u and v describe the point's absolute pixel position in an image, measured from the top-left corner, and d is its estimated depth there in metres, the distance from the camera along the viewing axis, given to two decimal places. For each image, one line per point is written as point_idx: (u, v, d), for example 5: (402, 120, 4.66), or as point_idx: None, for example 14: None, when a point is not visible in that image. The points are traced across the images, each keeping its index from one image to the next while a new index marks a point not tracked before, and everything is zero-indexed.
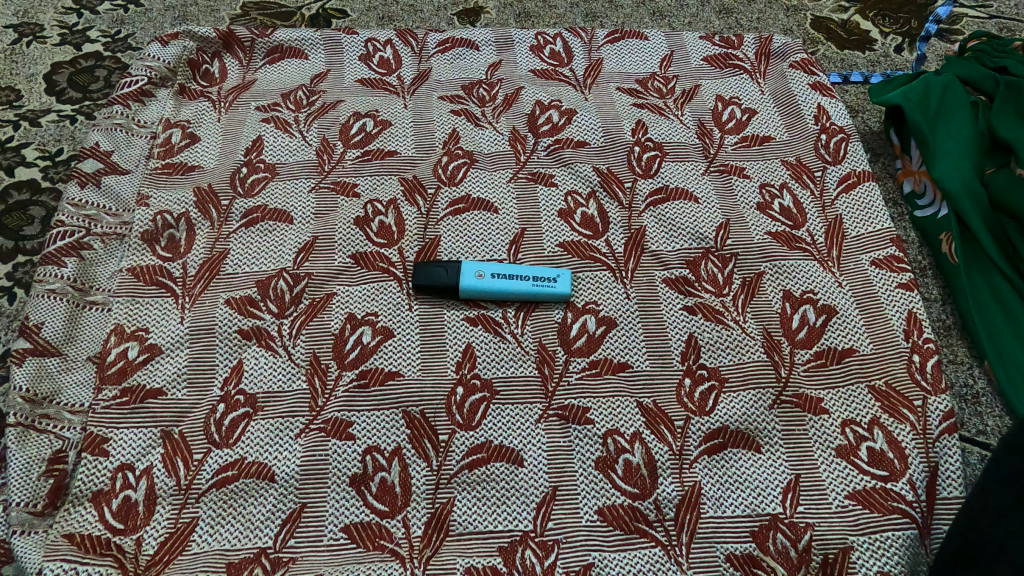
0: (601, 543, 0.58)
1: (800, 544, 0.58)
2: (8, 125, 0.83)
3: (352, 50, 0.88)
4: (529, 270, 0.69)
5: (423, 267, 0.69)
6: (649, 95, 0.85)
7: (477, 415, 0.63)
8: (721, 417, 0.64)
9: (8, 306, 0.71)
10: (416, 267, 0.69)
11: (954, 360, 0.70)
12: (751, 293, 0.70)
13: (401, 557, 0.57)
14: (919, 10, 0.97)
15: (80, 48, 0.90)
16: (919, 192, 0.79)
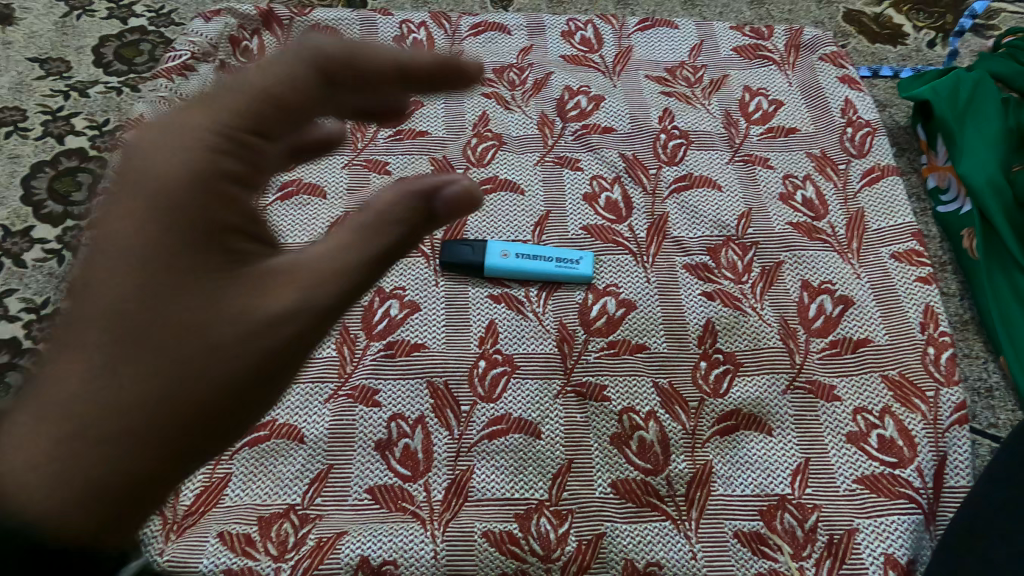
0: (614, 514, 0.61)
1: (807, 524, 0.61)
2: (58, 95, 0.87)
3: (387, 30, 0.90)
4: (552, 253, 0.71)
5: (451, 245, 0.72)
6: (677, 83, 0.86)
7: (498, 388, 0.66)
8: (735, 400, 0.66)
9: (58, 267, 0.75)
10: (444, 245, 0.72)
11: (969, 353, 0.71)
12: (770, 281, 0.72)
13: (422, 519, 0.60)
14: (955, 4, 0.97)
15: (126, 22, 0.93)
16: (943, 187, 0.80)
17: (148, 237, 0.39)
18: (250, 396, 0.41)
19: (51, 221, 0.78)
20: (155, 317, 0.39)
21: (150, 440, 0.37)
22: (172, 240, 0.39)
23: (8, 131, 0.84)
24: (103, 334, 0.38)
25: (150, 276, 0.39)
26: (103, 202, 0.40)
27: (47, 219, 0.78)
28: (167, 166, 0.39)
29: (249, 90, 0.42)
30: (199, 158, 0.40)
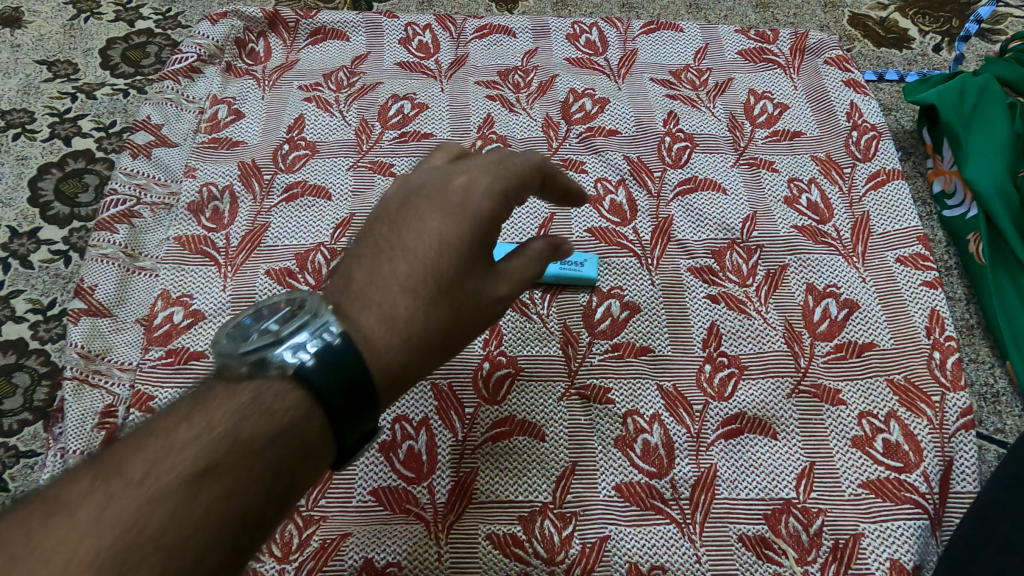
0: (618, 518, 0.61)
1: (812, 529, 0.60)
2: (66, 97, 0.87)
3: (392, 33, 0.90)
4: (564, 257, 0.71)
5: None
6: (682, 86, 0.86)
7: (502, 390, 0.66)
8: (739, 403, 0.65)
9: (65, 268, 0.75)
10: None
11: (975, 358, 0.71)
12: (775, 284, 0.72)
13: (427, 521, 0.60)
14: (960, 8, 0.97)
15: (133, 25, 0.94)
16: (949, 192, 0.80)
17: (467, 229, 0.52)
18: (465, 340, 0.53)
19: (57, 222, 0.78)
20: (439, 278, 0.50)
21: (415, 366, 0.48)
22: (471, 227, 0.52)
23: (15, 133, 0.84)
24: (418, 285, 0.49)
25: (452, 253, 0.51)
26: (405, 219, 0.52)
27: (54, 220, 0.78)
28: (483, 202, 0.53)
29: (523, 163, 0.56)
30: (500, 193, 0.54)
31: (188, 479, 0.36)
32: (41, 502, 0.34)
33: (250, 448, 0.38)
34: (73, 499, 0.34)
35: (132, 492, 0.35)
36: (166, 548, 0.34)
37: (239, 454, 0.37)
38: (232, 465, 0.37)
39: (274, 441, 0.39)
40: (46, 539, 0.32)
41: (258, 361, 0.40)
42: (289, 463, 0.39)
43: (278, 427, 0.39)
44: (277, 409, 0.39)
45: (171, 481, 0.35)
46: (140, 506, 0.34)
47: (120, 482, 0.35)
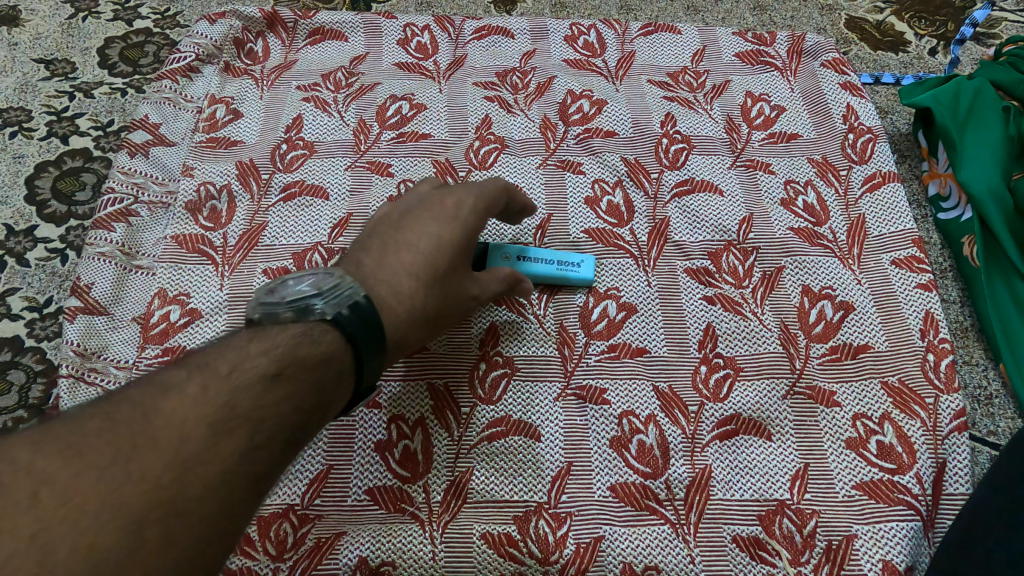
0: (612, 518, 0.61)
1: (805, 530, 0.60)
2: (64, 96, 0.87)
3: (391, 33, 0.90)
4: (551, 253, 0.71)
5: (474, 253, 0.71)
6: (679, 88, 0.86)
7: (498, 390, 0.66)
8: (734, 404, 0.66)
9: (61, 267, 0.75)
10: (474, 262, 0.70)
11: (969, 361, 0.71)
12: (771, 286, 0.72)
13: (421, 520, 0.60)
14: (956, 12, 0.97)
15: (131, 24, 0.94)
16: (944, 195, 0.80)
17: (460, 234, 0.64)
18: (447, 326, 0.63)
19: (54, 221, 0.78)
20: (436, 268, 0.61)
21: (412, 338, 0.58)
22: (461, 232, 0.64)
23: (12, 131, 0.84)
24: (421, 271, 0.60)
25: (447, 250, 0.62)
26: (405, 221, 0.64)
27: (51, 219, 0.78)
28: (472, 217, 0.65)
29: (499, 184, 0.68)
30: (481, 207, 0.66)
31: (261, 378, 0.45)
32: (155, 382, 0.43)
33: (304, 363, 0.47)
34: (178, 381, 0.43)
35: (222, 380, 0.44)
36: (249, 425, 0.43)
37: (298, 367, 0.47)
38: (292, 373, 0.46)
39: (321, 362, 0.48)
40: (165, 405, 0.42)
41: (302, 308, 0.50)
42: (330, 382, 0.49)
43: (322, 353, 0.48)
44: (322, 341, 0.49)
45: (250, 378, 0.45)
46: (228, 392, 0.44)
47: (213, 373, 0.44)
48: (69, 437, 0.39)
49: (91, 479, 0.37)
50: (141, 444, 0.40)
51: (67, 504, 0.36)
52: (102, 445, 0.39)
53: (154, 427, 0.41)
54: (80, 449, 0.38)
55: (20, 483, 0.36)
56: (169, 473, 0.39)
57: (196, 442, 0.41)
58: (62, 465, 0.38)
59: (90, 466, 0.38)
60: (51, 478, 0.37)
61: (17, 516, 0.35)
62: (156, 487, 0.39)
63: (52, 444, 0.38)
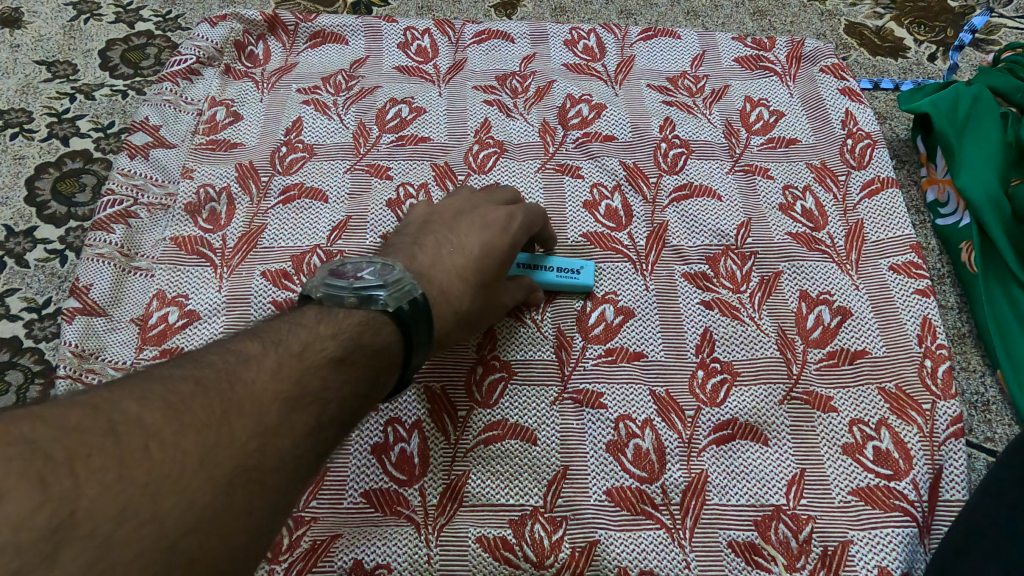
0: (608, 522, 0.61)
1: (801, 536, 0.60)
2: (65, 98, 0.88)
3: (391, 37, 0.90)
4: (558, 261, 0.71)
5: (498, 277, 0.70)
6: (678, 93, 0.87)
7: (495, 394, 0.66)
8: (731, 409, 0.66)
9: (60, 267, 0.75)
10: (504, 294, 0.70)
11: (966, 367, 0.71)
12: (768, 290, 0.72)
13: (417, 523, 0.60)
14: (956, 19, 0.97)
15: (133, 26, 0.94)
16: (942, 201, 0.80)
17: (509, 244, 0.65)
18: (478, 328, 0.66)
19: (54, 221, 0.78)
20: (484, 274, 0.63)
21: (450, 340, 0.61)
22: (510, 241, 0.65)
23: (13, 133, 0.84)
24: (470, 276, 0.62)
25: (495, 257, 0.64)
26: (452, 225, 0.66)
27: (50, 220, 0.78)
28: (522, 228, 0.67)
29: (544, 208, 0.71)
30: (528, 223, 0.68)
31: (330, 360, 0.47)
32: (231, 354, 0.45)
33: (366, 351, 0.49)
34: (257, 354, 0.45)
35: (296, 358, 0.46)
36: (319, 403, 0.45)
37: (361, 354, 0.49)
38: (357, 360, 0.48)
39: (382, 352, 0.50)
40: (247, 376, 0.43)
41: (365, 296, 0.51)
42: (384, 372, 0.50)
43: (382, 344, 0.50)
44: (383, 334, 0.51)
45: (321, 359, 0.47)
46: (303, 370, 0.46)
47: (287, 351, 0.46)
48: (167, 395, 0.40)
49: (194, 437, 0.39)
50: (232, 408, 0.41)
51: (171, 456, 0.37)
52: (199, 406, 0.40)
53: (240, 395, 0.42)
54: (179, 408, 0.40)
55: (130, 433, 0.37)
56: (255, 440, 0.41)
57: (275, 415, 0.43)
58: (168, 420, 0.39)
59: (190, 426, 0.39)
60: (159, 431, 0.38)
61: (133, 463, 0.36)
62: (244, 451, 0.40)
63: (154, 399, 0.39)
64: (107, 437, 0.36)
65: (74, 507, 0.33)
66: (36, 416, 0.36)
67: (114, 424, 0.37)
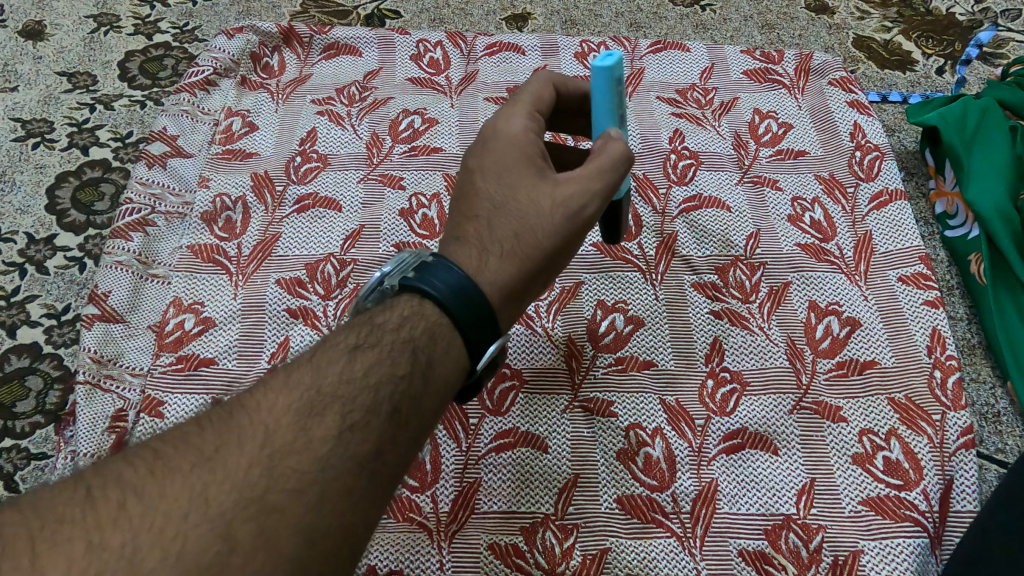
0: (619, 530, 0.61)
1: (811, 545, 0.61)
2: (85, 108, 0.89)
3: (404, 48, 0.92)
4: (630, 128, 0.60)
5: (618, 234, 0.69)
6: (687, 105, 0.88)
7: (506, 402, 0.67)
8: (741, 418, 0.66)
9: (79, 274, 0.77)
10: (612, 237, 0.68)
11: (976, 378, 0.72)
12: (777, 301, 0.72)
13: (429, 529, 0.61)
14: (963, 33, 0.98)
15: (151, 38, 0.96)
16: (951, 213, 0.80)
17: (505, 149, 0.57)
18: (567, 249, 0.57)
19: (73, 229, 0.80)
20: (501, 199, 0.56)
21: (522, 285, 0.55)
22: (508, 146, 0.57)
23: (34, 142, 0.86)
24: (486, 211, 0.56)
25: (505, 171, 0.57)
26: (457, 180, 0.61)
27: (70, 228, 0.80)
28: (510, 127, 0.58)
29: (534, 93, 0.61)
30: (520, 119, 0.59)
31: (344, 350, 0.47)
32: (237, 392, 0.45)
33: (386, 330, 0.48)
34: (260, 386, 0.45)
35: (305, 368, 0.45)
36: (338, 404, 0.44)
37: (381, 334, 0.48)
38: (375, 344, 0.47)
39: (403, 324, 0.49)
40: (248, 407, 0.43)
41: (377, 296, 0.52)
42: (422, 344, 0.49)
43: (402, 317, 0.49)
44: (399, 308, 0.50)
45: (334, 354, 0.47)
46: (317, 376, 0.45)
47: (296, 364, 0.46)
48: (155, 451, 0.40)
49: (177, 482, 0.38)
50: (225, 444, 0.41)
51: (153, 510, 0.37)
52: (187, 452, 0.40)
53: (238, 428, 0.42)
54: (164, 461, 0.40)
55: (110, 494, 0.38)
56: (258, 468, 0.40)
57: (285, 431, 0.42)
58: (151, 473, 0.39)
59: (175, 473, 0.39)
60: (140, 486, 0.38)
61: (108, 524, 0.36)
62: (247, 483, 0.39)
63: (141, 458, 0.40)
64: (81, 505, 0.37)
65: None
66: (22, 498, 0.37)
67: (93, 489, 0.38)
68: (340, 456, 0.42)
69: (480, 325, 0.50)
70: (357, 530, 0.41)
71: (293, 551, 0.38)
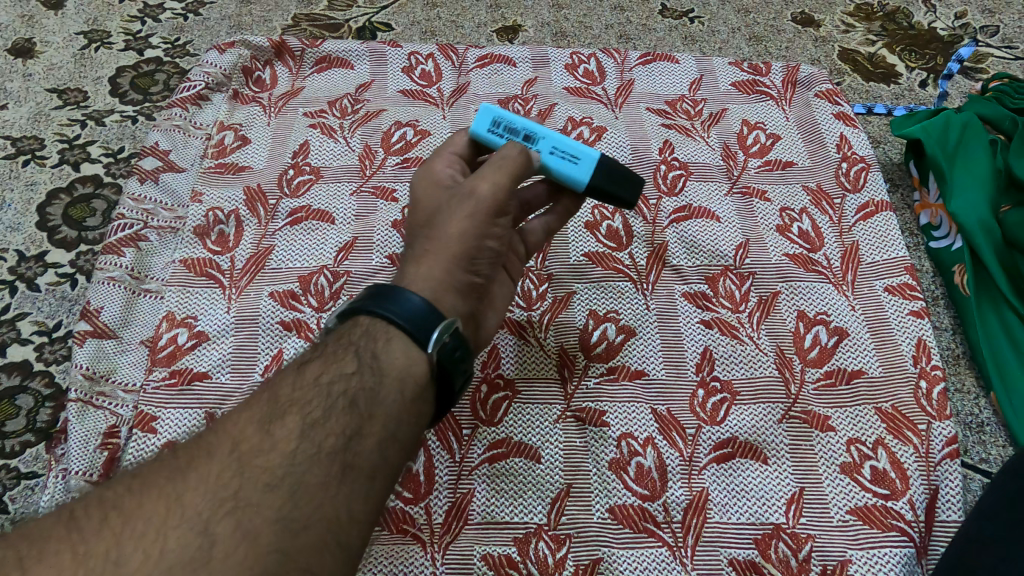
0: (611, 540, 0.62)
1: (801, 554, 0.61)
2: (76, 124, 0.89)
3: (395, 61, 0.92)
4: (525, 122, 0.62)
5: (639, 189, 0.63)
6: (677, 116, 0.89)
7: (499, 412, 0.67)
8: (731, 428, 0.67)
9: (71, 291, 0.77)
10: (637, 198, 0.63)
11: (961, 387, 0.73)
12: (766, 310, 0.73)
13: (423, 541, 0.61)
14: (945, 45, 1.00)
15: (142, 53, 0.97)
16: (935, 223, 0.82)
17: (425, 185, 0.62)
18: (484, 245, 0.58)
19: (65, 246, 0.80)
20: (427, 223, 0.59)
21: (452, 278, 0.56)
22: (427, 183, 0.62)
23: (25, 159, 0.86)
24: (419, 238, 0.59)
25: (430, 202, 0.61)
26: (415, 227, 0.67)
27: (61, 244, 0.80)
28: (430, 168, 0.63)
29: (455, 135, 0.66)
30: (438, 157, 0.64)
31: (292, 368, 0.50)
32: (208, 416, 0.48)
33: (326, 344, 0.51)
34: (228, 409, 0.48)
35: (265, 389, 0.49)
36: (298, 407, 0.47)
37: (322, 348, 0.51)
38: (316, 358, 0.50)
39: (340, 336, 0.51)
40: (218, 425, 0.46)
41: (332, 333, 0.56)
42: (363, 344, 0.51)
43: (341, 332, 0.52)
44: (337, 327, 0.53)
45: (285, 373, 0.50)
46: (272, 391, 0.48)
47: (259, 387, 0.49)
48: (131, 474, 0.43)
49: (152, 497, 0.41)
50: (196, 458, 0.44)
51: (134, 522, 0.40)
52: (160, 470, 0.43)
53: (207, 443, 0.45)
54: (139, 480, 0.43)
55: (92, 513, 0.41)
56: (228, 473, 0.43)
57: (251, 438, 0.45)
58: (128, 492, 0.42)
59: (150, 488, 0.42)
60: (118, 505, 0.41)
61: (91, 539, 0.39)
62: (217, 486, 0.42)
63: (118, 481, 0.43)
64: (66, 528, 0.40)
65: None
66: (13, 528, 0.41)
67: (76, 514, 0.41)
68: (307, 450, 0.45)
69: (410, 315, 0.51)
70: (339, 522, 0.44)
71: (275, 541, 0.41)
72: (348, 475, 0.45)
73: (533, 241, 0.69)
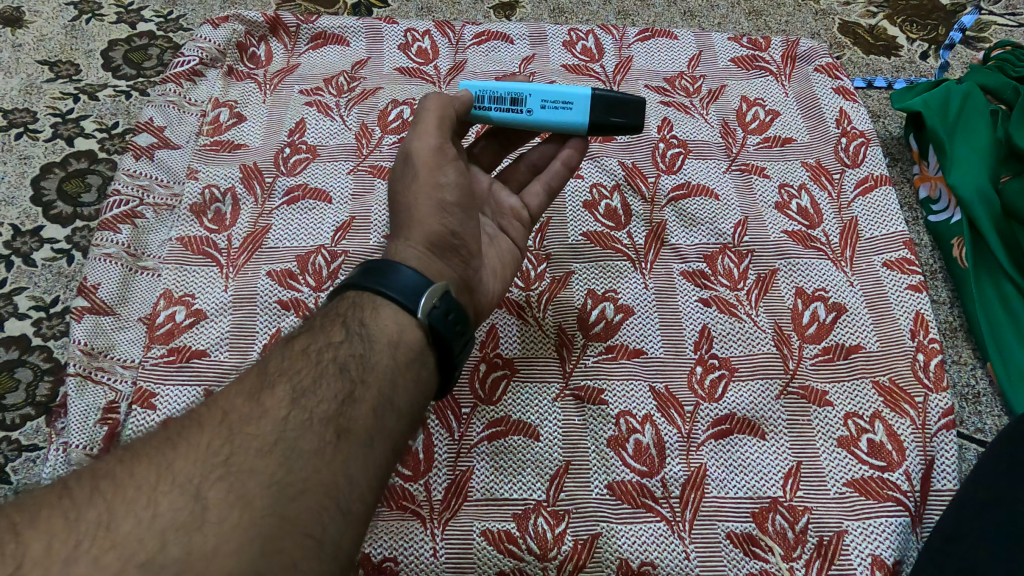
0: (610, 515, 0.62)
1: (798, 526, 0.62)
2: (68, 98, 0.88)
3: (391, 38, 0.91)
4: (506, 88, 0.65)
5: (637, 108, 0.65)
6: (676, 93, 0.88)
7: (498, 391, 0.67)
8: (729, 404, 0.67)
9: (67, 267, 0.77)
10: (638, 118, 0.65)
11: (957, 359, 0.73)
12: (764, 288, 0.73)
13: (423, 517, 0.61)
14: (947, 18, 0.99)
15: (135, 27, 0.95)
16: (934, 197, 0.81)
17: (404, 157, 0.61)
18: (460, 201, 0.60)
19: (60, 221, 0.79)
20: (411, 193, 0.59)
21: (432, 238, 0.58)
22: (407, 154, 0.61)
23: (17, 133, 0.85)
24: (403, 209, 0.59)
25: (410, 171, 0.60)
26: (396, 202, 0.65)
27: (56, 219, 0.79)
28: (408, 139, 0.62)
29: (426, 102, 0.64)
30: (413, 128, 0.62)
31: (282, 344, 0.51)
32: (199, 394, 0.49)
33: (316, 320, 0.52)
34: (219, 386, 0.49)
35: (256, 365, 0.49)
36: (288, 377, 0.47)
37: (312, 323, 0.52)
38: (306, 332, 0.51)
39: (330, 311, 0.53)
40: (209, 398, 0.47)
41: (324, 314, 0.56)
42: (351, 315, 0.52)
43: (331, 308, 0.53)
44: (328, 305, 0.54)
45: (275, 349, 0.51)
46: (261, 365, 0.49)
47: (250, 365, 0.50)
48: (123, 446, 0.43)
49: (142, 466, 0.42)
50: (186, 428, 0.44)
51: (124, 489, 0.40)
52: (150, 443, 0.43)
53: (197, 415, 0.45)
54: (129, 451, 0.43)
55: (82, 482, 0.41)
56: (219, 441, 0.43)
57: (239, 407, 0.45)
58: (118, 462, 0.42)
59: (140, 458, 0.42)
60: (109, 474, 0.41)
61: (81, 507, 0.39)
62: (208, 453, 0.43)
63: (109, 454, 0.43)
64: (56, 496, 0.40)
65: (22, 561, 0.36)
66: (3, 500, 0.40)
67: (66, 484, 0.41)
68: (296, 417, 0.46)
69: (395, 283, 0.52)
70: (336, 488, 0.44)
71: (269, 505, 0.41)
72: (341, 439, 0.46)
73: (531, 210, 0.69)
